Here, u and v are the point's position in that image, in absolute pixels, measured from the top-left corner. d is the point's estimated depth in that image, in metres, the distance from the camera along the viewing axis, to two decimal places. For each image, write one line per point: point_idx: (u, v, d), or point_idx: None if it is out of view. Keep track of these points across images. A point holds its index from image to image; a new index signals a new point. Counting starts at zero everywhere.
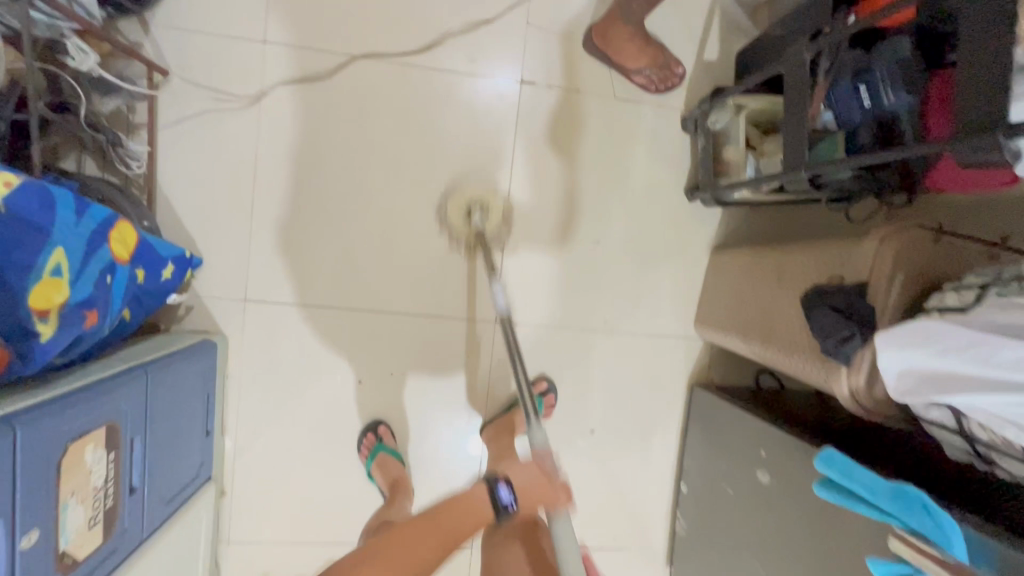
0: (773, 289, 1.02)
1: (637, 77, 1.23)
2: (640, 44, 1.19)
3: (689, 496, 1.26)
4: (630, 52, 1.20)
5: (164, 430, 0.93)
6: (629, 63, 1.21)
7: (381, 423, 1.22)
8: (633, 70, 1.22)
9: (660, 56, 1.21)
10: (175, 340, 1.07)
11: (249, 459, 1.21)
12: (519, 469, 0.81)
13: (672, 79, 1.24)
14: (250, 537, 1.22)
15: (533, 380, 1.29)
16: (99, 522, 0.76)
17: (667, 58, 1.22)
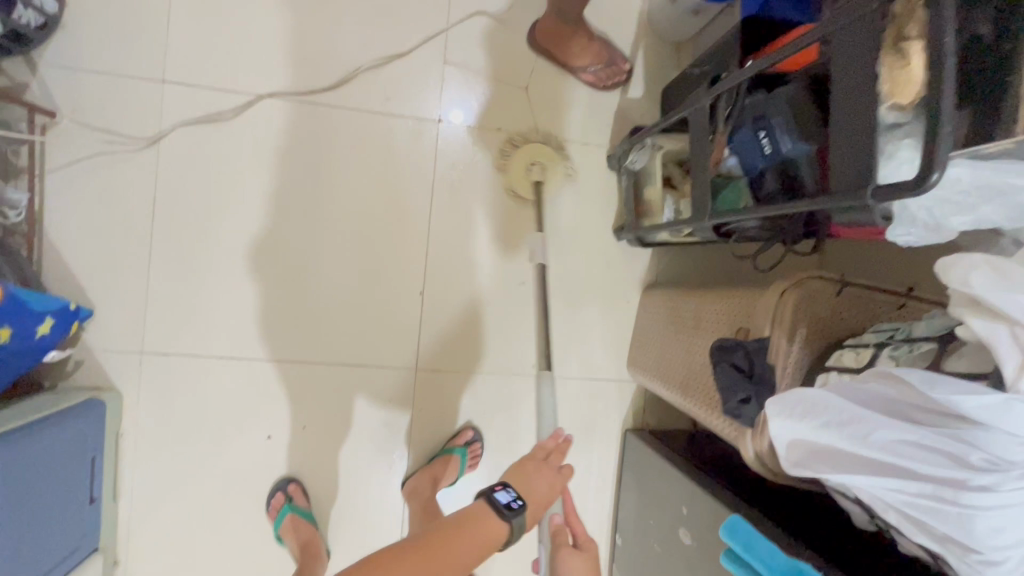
0: (692, 336, 0.98)
1: (585, 74, 1.21)
2: (586, 40, 1.16)
3: (623, 548, 1.20)
4: (576, 50, 1.18)
5: (28, 504, 0.86)
6: (575, 60, 1.19)
7: (294, 480, 1.15)
8: (580, 67, 1.19)
9: (608, 52, 1.19)
10: (56, 399, 1.00)
11: (146, 524, 1.12)
12: (529, 483, 0.75)
13: (619, 76, 1.21)
14: None
15: (458, 429, 1.22)
16: None
17: (613, 53, 1.19)
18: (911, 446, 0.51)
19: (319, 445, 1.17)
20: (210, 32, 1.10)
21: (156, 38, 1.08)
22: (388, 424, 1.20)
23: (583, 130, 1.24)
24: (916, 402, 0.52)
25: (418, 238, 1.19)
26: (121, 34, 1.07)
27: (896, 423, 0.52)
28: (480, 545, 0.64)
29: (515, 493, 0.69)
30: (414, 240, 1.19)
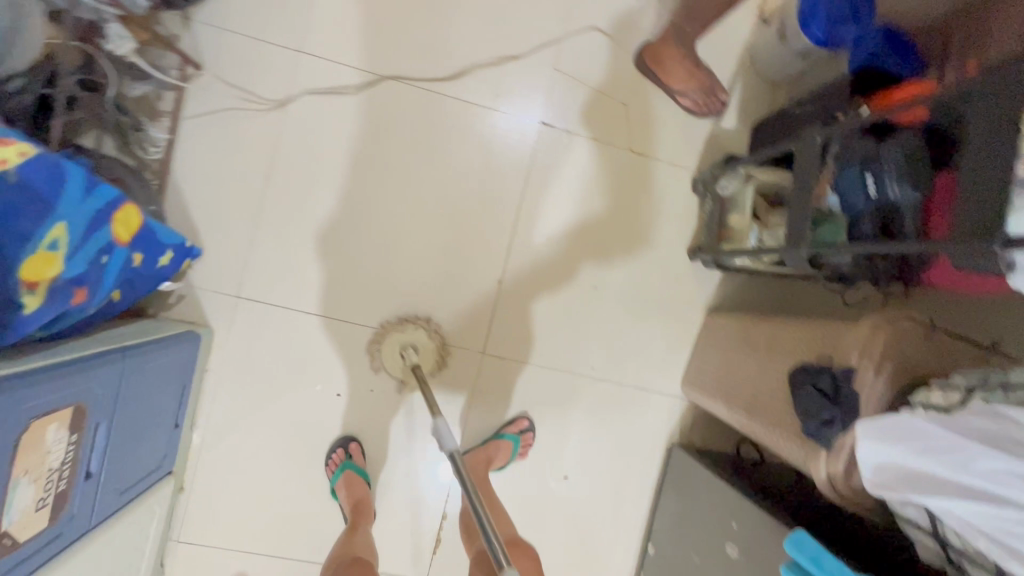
0: (762, 359, 1.02)
1: (682, 98, 1.25)
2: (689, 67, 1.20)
3: (655, 557, 1.23)
4: (677, 73, 1.21)
5: (133, 417, 0.92)
6: (675, 83, 1.23)
7: (353, 440, 1.20)
8: (679, 90, 1.24)
9: (708, 80, 1.22)
10: (160, 327, 1.06)
11: (213, 459, 1.18)
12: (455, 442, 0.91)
13: (714, 104, 1.26)
14: (201, 542, 1.18)
15: (511, 417, 1.27)
16: (46, 505, 0.74)
17: (714, 83, 1.23)
18: (1015, 477, 0.54)
19: (381, 410, 1.23)
20: (348, 12, 1.18)
21: (299, 12, 1.17)
22: (449, 401, 1.25)
23: (673, 151, 1.30)
24: (1019, 437, 0.56)
25: (504, 230, 1.25)
26: (269, 4, 1.16)
27: (1001, 453, 0.56)
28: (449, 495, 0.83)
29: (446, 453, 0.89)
30: (501, 231, 1.25)
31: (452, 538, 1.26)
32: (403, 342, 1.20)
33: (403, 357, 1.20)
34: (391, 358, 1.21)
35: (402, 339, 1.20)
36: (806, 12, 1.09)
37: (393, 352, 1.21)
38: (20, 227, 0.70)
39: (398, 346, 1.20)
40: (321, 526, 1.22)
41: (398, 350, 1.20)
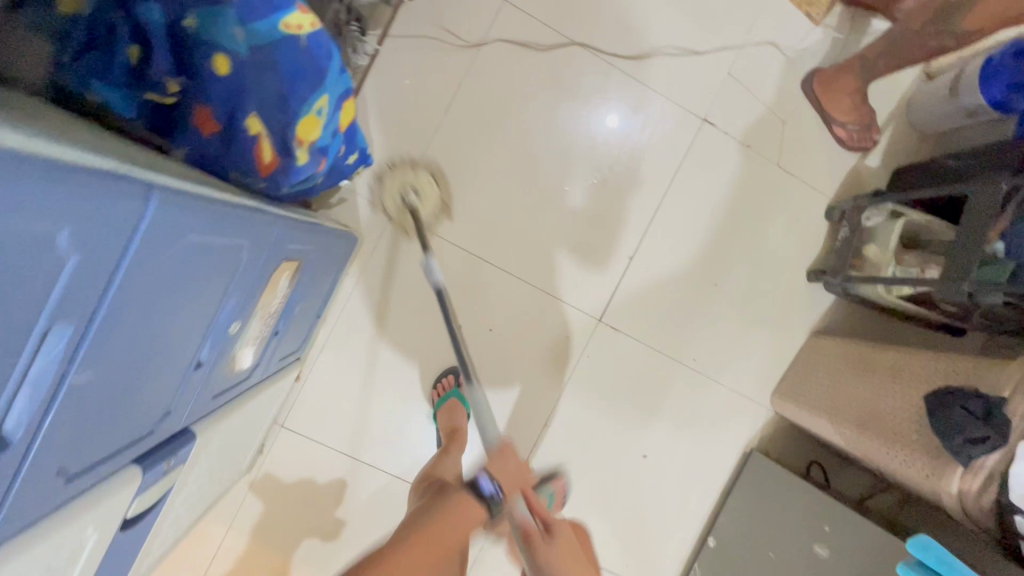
0: (881, 381, 1.08)
1: (840, 128, 1.32)
2: (857, 101, 1.28)
3: (716, 549, 1.28)
4: (843, 105, 1.29)
5: (308, 294, 0.98)
6: (838, 112, 1.30)
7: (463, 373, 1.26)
8: (840, 120, 1.31)
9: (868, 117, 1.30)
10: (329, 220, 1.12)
11: (332, 357, 1.24)
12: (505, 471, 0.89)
13: (866, 142, 1.32)
14: (302, 432, 1.24)
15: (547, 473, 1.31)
16: (256, 346, 0.79)
17: (873, 122, 1.31)
18: None
19: (492, 351, 1.29)
20: None
21: None
22: (557, 357, 1.31)
23: (816, 176, 1.36)
24: None
25: (646, 211, 1.31)
26: None
27: None
28: (455, 532, 0.84)
29: (496, 488, 0.88)
30: (643, 211, 1.31)
31: None
32: (408, 182, 1.22)
33: (403, 197, 1.21)
34: (390, 199, 1.23)
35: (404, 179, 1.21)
36: (989, 72, 1.14)
37: (392, 192, 1.22)
38: (301, 88, 0.72)
39: (400, 187, 1.21)
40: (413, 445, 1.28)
41: (396, 193, 1.22)
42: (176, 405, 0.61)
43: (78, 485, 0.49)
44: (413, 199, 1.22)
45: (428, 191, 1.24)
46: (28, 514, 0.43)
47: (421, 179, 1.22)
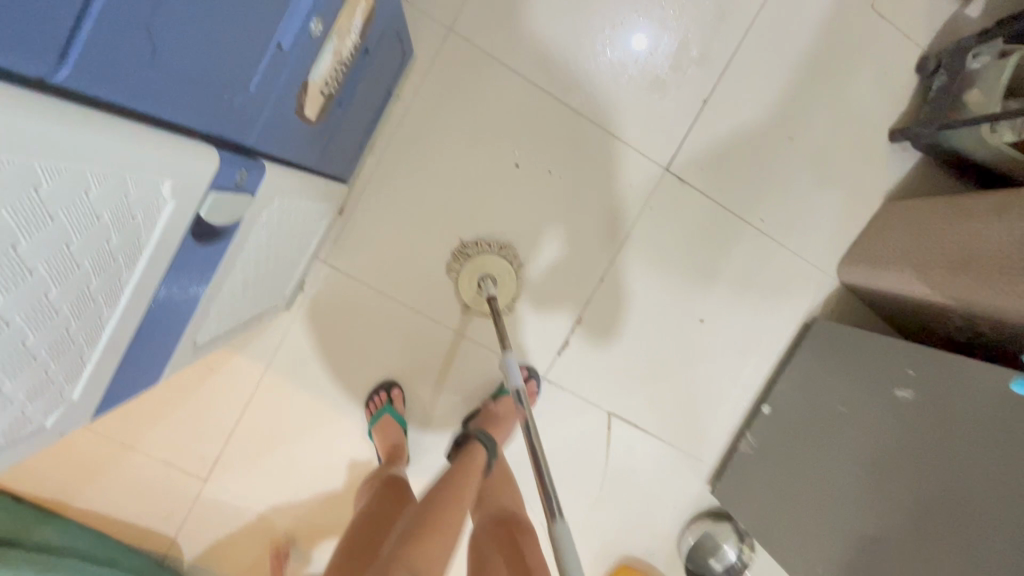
0: (979, 221, 1.00)
1: None
2: None
3: (773, 413, 1.23)
4: None
5: (371, 83, 0.87)
6: None
7: (395, 385, 1.18)
8: None
9: None
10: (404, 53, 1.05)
11: (378, 192, 1.14)
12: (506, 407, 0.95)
13: None
14: (346, 270, 1.16)
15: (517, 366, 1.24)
16: (325, 96, 0.69)
17: None
18: None
19: (550, 195, 1.19)
20: None
21: None
22: (618, 208, 1.22)
23: (910, 23, 1.23)
24: None
25: (724, 51, 1.19)
26: None
27: None
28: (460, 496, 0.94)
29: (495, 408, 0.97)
30: (721, 52, 1.19)
31: (580, 346, 1.26)
32: (483, 269, 1.18)
33: (479, 287, 1.17)
34: (466, 287, 1.18)
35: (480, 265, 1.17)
36: None
37: (470, 280, 1.18)
38: None
39: (476, 274, 1.17)
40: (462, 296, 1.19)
41: (475, 276, 1.17)
42: (254, 94, 0.51)
43: (155, 107, 0.40)
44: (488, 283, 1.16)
45: (506, 281, 1.19)
46: (105, 86, 0.34)
47: (502, 267, 1.18)
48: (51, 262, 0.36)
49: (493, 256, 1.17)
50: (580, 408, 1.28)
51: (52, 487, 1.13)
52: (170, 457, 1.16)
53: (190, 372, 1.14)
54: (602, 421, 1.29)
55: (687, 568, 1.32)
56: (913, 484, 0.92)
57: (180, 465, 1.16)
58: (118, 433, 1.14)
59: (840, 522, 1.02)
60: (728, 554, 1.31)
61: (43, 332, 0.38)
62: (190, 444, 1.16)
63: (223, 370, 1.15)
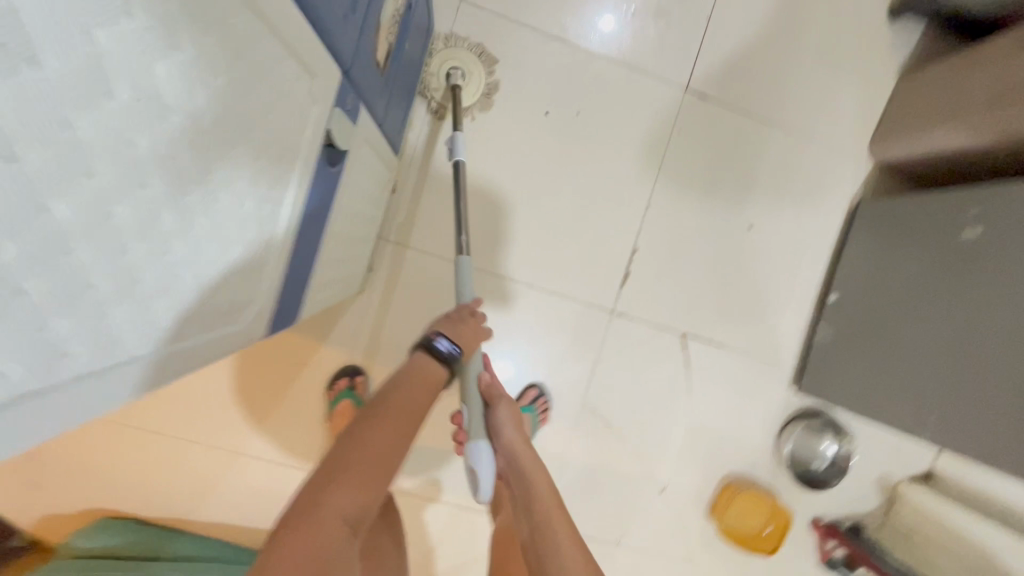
0: (997, 57, 1.03)
1: None
2: None
3: (841, 298, 1.26)
4: None
5: (411, 45, 0.94)
6: None
7: (359, 371, 1.19)
8: None
9: None
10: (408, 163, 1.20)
11: (424, 164, 1.21)
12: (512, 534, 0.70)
13: None
14: (406, 244, 1.21)
15: (586, 304, 1.28)
16: (388, 43, 0.76)
17: None
18: None
19: (583, 136, 1.25)
20: None
21: None
22: (648, 135, 1.27)
23: None
24: None
25: None
26: None
27: None
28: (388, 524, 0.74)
29: None
30: None
31: (640, 272, 1.29)
32: (449, 61, 1.17)
33: (448, 75, 1.16)
34: (437, 80, 1.17)
35: (447, 56, 1.16)
36: None
37: (438, 68, 1.16)
38: None
39: (444, 65, 1.16)
40: (434, 111, 1.20)
41: (444, 65, 1.16)
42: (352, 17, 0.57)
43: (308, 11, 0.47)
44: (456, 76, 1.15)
45: (472, 72, 1.18)
46: None
47: (467, 57, 1.17)
48: (242, 117, 0.42)
49: (455, 49, 1.17)
50: (653, 334, 1.31)
51: (170, 505, 1.17)
52: (277, 456, 1.20)
53: (280, 369, 1.18)
54: (677, 343, 1.32)
55: (796, 476, 1.33)
56: (996, 314, 0.94)
57: (289, 462, 1.20)
58: (222, 442, 1.18)
59: (929, 371, 1.05)
60: (828, 451, 1.31)
61: (220, 192, 0.43)
62: (291, 440, 1.20)
63: (310, 363, 1.19)
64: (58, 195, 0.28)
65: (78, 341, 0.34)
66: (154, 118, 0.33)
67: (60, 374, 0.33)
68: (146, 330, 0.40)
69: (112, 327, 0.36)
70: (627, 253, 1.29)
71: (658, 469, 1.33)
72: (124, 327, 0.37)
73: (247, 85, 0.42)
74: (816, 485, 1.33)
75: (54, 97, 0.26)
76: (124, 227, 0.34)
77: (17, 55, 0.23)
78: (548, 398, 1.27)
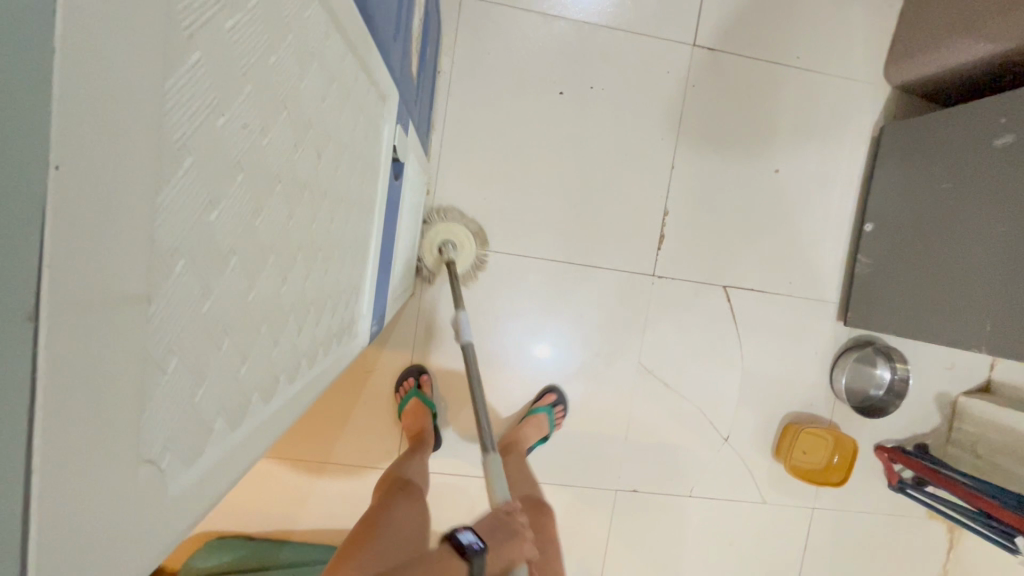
0: None
1: None
2: None
3: (879, 225, 1.27)
4: None
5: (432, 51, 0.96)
6: None
7: (423, 370, 1.25)
8: None
9: None
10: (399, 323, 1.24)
11: (452, 163, 1.24)
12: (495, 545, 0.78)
13: None
14: (448, 242, 1.26)
15: (627, 272, 1.32)
16: (418, 53, 0.79)
17: None
18: None
19: (600, 109, 1.27)
20: None
21: None
22: (663, 97, 1.28)
23: None
24: None
25: None
26: None
27: None
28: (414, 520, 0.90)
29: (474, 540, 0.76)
30: None
31: (675, 233, 1.32)
32: (443, 237, 1.22)
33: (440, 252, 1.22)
34: (428, 252, 1.23)
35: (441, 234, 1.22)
36: None
37: (431, 246, 1.22)
38: None
39: (437, 240, 1.22)
40: (426, 275, 1.25)
41: (435, 243, 1.22)
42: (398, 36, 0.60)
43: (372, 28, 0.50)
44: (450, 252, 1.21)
45: (463, 249, 1.24)
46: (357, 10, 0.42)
47: (459, 235, 1.23)
48: (348, 128, 0.46)
49: (451, 224, 1.22)
50: (697, 290, 1.34)
51: (271, 521, 1.25)
52: (361, 460, 1.27)
53: (351, 379, 1.26)
54: (721, 295, 1.35)
55: (856, 407, 1.36)
56: None
57: (373, 464, 1.27)
58: (308, 455, 1.25)
59: (971, 286, 1.06)
60: (883, 377, 1.36)
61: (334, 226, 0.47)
62: (373, 442, 1.27)
63: (377, 368, 1.26)
64: (258, 263, 0.32)
65: (277, 356, 0.38)
66: (300, 174, 0.36)
67: (270, 391, 0.37)
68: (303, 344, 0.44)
69: (291, 334, 0.41)
70: (660, 216, 1.31)
71: (719, 420, 1.37)
72: (297, 332, 0.42)
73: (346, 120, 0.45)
74: (875, 412, 1.36)
75: (254, 177, 0.29)
76: (295, 243, 0.38)
77: (234, 147, 0.27)
78: (566, 404, 1.30)
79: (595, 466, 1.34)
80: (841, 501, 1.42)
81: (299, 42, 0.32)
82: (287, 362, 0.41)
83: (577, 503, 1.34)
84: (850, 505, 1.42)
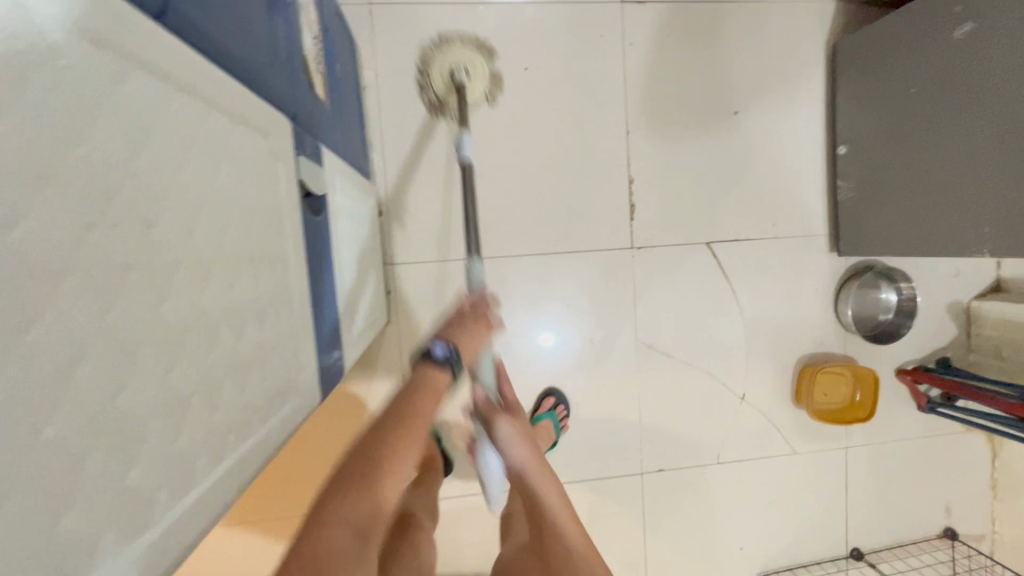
0: None
1: None
2: None
3: (853, 146, 1.21)
4: None
5: (342, 69, 0.91)
6: None
7: None
8: None
9: None
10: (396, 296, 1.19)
11: (399, 178, 1.19)
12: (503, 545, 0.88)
13: None
14: (413, 260, 1.20)
15: (605, 248, 1.26)
16: (321, 73, 0.73)
17: None
18: None
19: (541, 89, 1.21)
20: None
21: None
22: (603, 63, 1.22)
23: None
24: None
25: None
26: None
27: None
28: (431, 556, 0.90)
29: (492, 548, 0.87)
30: None
31: (645, 198, 1.26)
32: (453, 58, 1.16)
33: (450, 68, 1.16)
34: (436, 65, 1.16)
35: (453, 55, 1.15)
36: None
37: (442, 77, 1.16)
38: None
39: (447, 55, 1.15)
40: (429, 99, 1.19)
41: (447, 61, 1.16)
42: (273, 63, 0.55)
43: (218, 63, 0.44)
44: (462, 77, 1.15)
45: (474, 68, 1.17)
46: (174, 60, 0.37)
47: (471, 58, 1.16)
48: (199, 190, 0.40)
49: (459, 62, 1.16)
50: (681, 252, 1.28)
51: None
52: None
53: (342, 417, 1.19)
54: (706, 252, 1.29)
55: (868, 337, 1.30)
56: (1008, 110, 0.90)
57: None
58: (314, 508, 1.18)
59: (956, 191, 1.01)
60: (889, 299, 1.31)
61: (215, 298, 0.42)
62: None
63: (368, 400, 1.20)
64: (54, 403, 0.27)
65: (137, 480, 0.33)
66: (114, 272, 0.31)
67: (130, 525, 0.33)
68: (199, 442, 0.39)
69: (165, 443, 0.35)
70: (627, 185, 1.25)
71: (732, 379, 1.32)
72: (176, 437, 0.37)
73: (197, 181, 0.40)
74: (889, 337, 1.31)
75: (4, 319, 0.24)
76: (136, 346, 0.33)
77: None
78: (566, 404, 1.25)
79: (615, 454, 1.29)
80: (872, 434, 1.37)
81: (49, 128, 0.27)
82: (168, 476, 0.36)
83: (603, 495, 1.29)
84: (882, 436, 1.37)
